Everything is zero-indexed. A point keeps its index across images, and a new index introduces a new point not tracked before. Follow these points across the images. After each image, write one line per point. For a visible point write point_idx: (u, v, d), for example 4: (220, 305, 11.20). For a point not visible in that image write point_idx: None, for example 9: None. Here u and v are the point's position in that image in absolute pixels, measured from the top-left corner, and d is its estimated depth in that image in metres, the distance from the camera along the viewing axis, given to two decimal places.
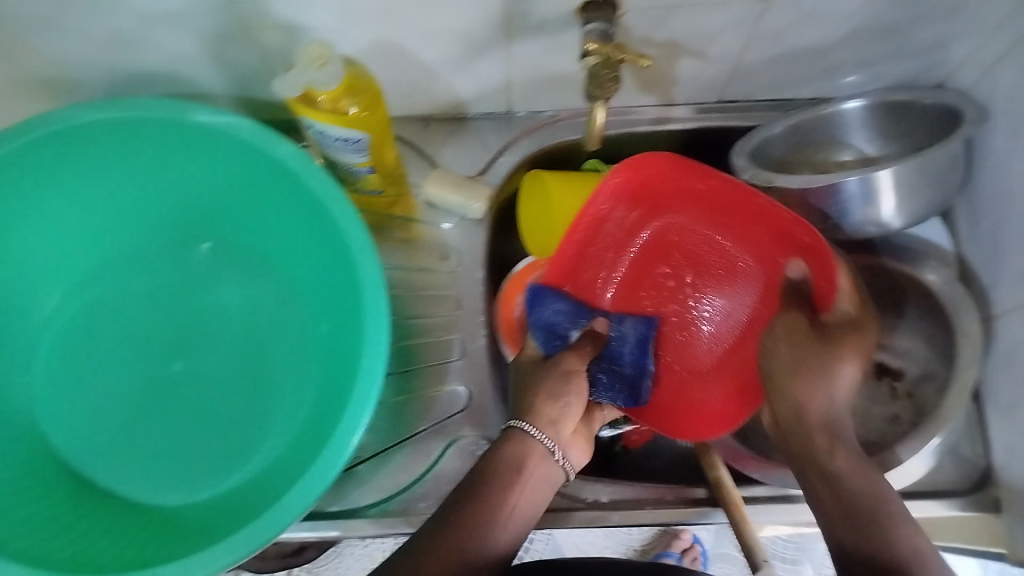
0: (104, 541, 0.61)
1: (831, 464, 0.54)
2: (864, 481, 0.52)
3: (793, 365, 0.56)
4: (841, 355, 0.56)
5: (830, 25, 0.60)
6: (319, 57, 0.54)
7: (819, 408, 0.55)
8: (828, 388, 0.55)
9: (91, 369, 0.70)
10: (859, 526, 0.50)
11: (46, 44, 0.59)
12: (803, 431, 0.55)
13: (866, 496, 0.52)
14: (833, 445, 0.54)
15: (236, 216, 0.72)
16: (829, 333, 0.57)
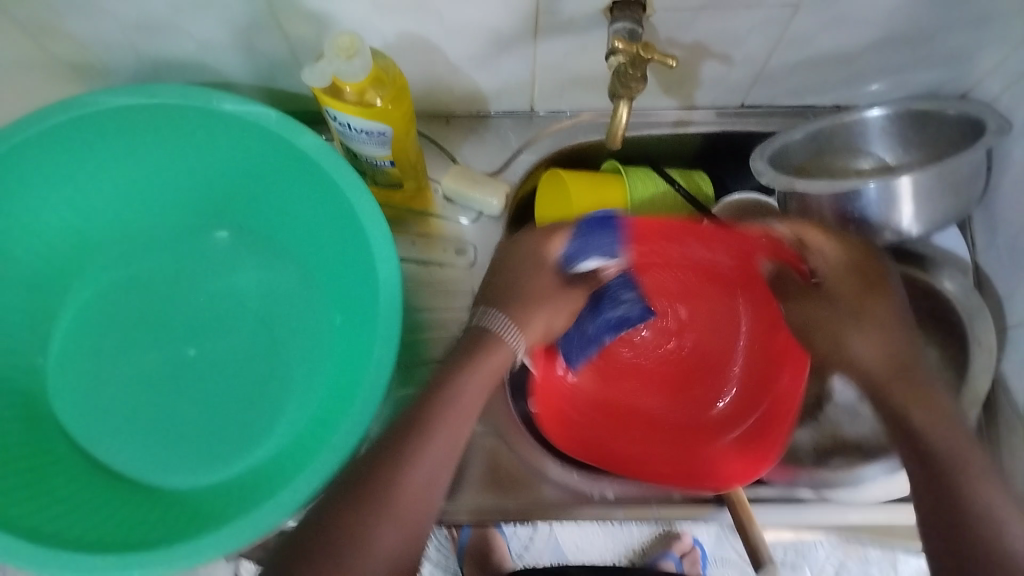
0: (115, 518, 0.61)
1: (908, 415, 0.54)
2: (940, 434, 0.52)
3: (845, 331, 0.60)
4: (854, 304, 0.60)
5: (856, 32, 0.61)
6: (348, 48, 0.54)
7: (879, 356, 0.58)
8: (853, 338, 0.59)
9: (106, 351, 0.71)
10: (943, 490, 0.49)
11: (76, 28, 0.59)
12: (872, 380, 0.57)
13: (948, 456, 0.50)
14: (911, 392, 0.55)
15: (254, 204, 0.73)
16: (828, 292, 0.62)
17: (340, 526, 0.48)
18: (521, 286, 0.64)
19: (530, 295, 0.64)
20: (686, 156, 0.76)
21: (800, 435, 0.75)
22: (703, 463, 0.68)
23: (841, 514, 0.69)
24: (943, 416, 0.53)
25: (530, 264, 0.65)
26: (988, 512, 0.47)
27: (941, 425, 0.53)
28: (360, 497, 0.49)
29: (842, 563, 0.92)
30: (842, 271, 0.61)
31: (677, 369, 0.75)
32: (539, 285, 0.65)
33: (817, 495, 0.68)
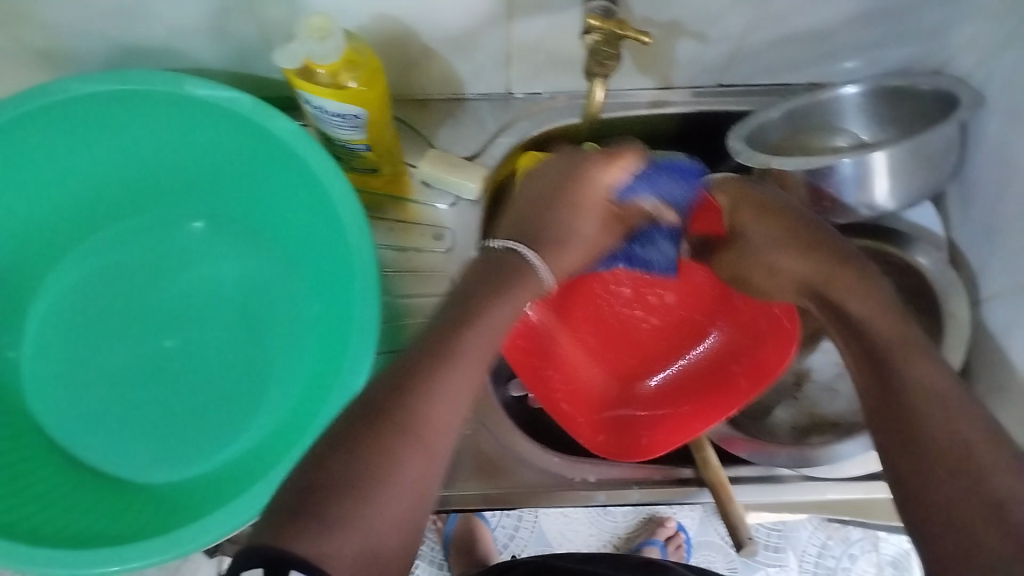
0: (95, 517, 0.61)
1: (870, 330, 0.53)
2: (911, 368, 0.50)
3: (790, 255, 0.60)
4: (766, 225, 0.61)
5: (831, 8, 0.61)
6: (320, 29, 0.53)
7: (844, 292, 0.56)
8: (790, 253, 0.60)
9: (81, 345, 0.69)
10: (893, 388, 0.49)
11: (42, 12, 0.58)
12: (816, 278, 0.58)
13: (888, 342, 0.52)
14: (872, 314, 0.54)
15: (230, 192, 0.72)
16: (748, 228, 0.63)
17: (359, 459, 0.42)
18: (540, 233, 0.60)
19: (562, 234, 0.61)
20: (664, 137, 0.75)
21: (778, 413, 0.76)
22: (586, 426, 0.70)
23: (820, 492, 0.69)
24: (875, 298, 0.55)
25: (562, 193, 0.61)
26: (928, 388, 0.48)
27: (883, 306, 0.54)
28: (391, 428, 0.44)
29: (824, 543, 0.93)
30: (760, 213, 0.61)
31: (616, 336, 0.76)
32: (571, 222, 0.61)
33: (796, 473, 0.69)
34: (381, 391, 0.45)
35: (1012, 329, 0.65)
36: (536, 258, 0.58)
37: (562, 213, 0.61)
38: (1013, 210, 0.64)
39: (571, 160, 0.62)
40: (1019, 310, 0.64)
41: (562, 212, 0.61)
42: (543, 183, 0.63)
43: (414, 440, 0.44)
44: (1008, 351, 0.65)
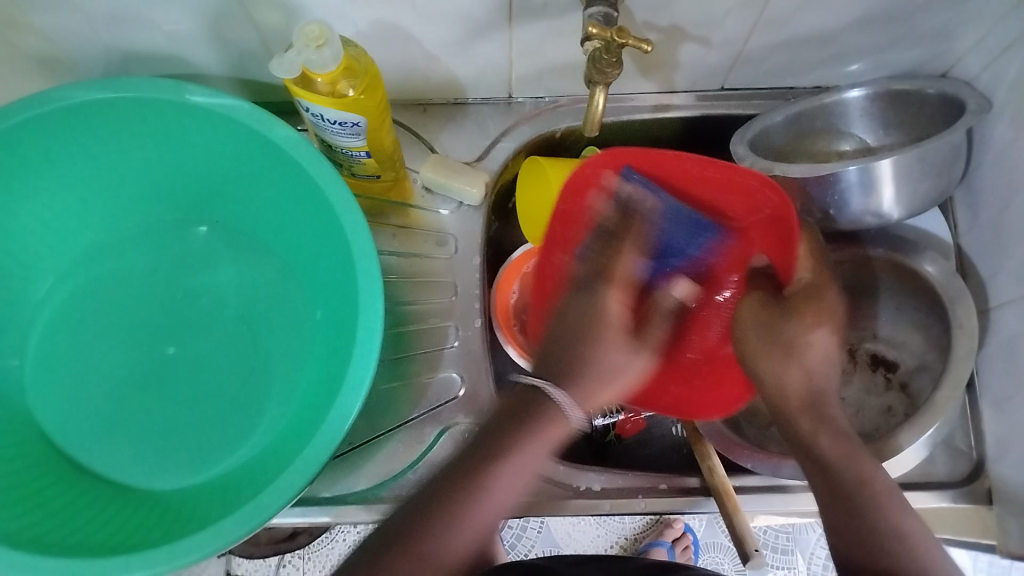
0: (92, 506, 0.62)
1: (817, 447, 0.52)
2: (852, 469, 0.50)
3: (761, 343, 0.57)
4: (806, 323, 0.56)
5: (834, 12, 0.60)
6: (317, 38, 0.53)
7: (797, 384, 0.55)
8: (797, 363, 0.55)
9: (83, 351, 0.69)
10: (851, 511, 0.48)
11: (42, 21, 0.58)
12: (780, 403, 0.55)
13: (856, 479, 0.50)
14: (818, 427, 0.53)
15: (232, 198, 0.71)
16: (789, 306, 0.58)
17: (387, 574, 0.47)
18: (566, 356, 0.54)
19: (573, 358, 0.54)
20: (668, 141, 0.75)
21: None
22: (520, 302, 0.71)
23: None
24: (846, 440, 0.52)
25: (580, 329, 0.55)
26: (900, 532, 0.47)
27: (846, 451, 0.51)
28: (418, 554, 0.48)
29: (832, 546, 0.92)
30: (802, 286, 0.60)
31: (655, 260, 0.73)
32: (582, 317, 0.55)
33: (803, 484, 0.68)
34: (400, 520, 0.50)
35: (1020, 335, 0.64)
36: (543, 382, 0.53)
37: (596, 353, 0.54)
38: None
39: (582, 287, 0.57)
40: None
41: (582, 346, 0.54)
42: (569, 321, 0.56)
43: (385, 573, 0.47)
44: (1016, 357, 0.64)
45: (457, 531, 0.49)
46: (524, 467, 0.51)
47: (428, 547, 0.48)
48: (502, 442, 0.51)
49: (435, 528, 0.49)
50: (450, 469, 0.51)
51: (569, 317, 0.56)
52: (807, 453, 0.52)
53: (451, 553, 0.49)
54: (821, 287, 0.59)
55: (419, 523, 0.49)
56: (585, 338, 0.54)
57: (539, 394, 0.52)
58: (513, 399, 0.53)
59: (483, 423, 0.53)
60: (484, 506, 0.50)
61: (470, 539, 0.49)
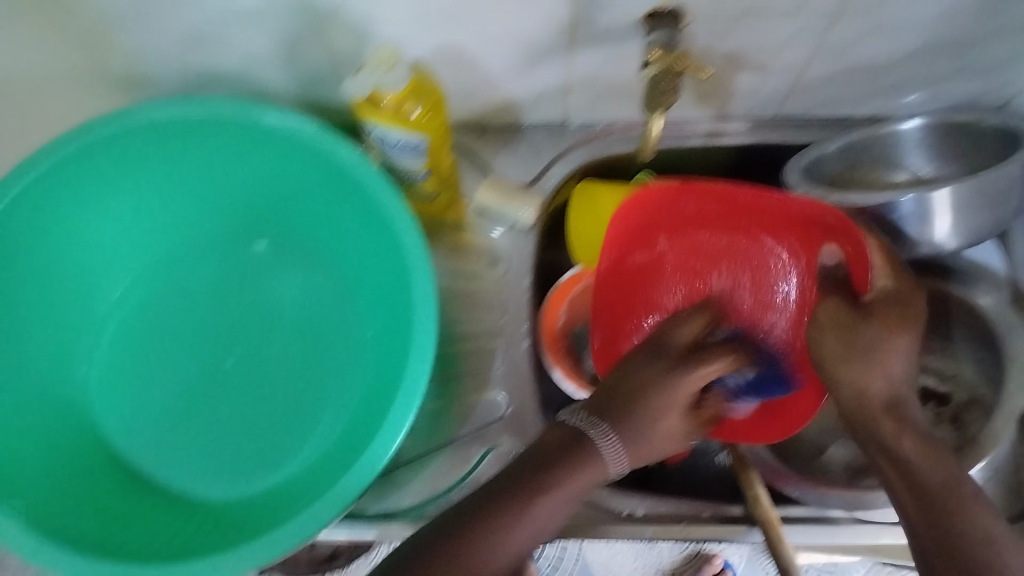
0: (133, 532, 0.63)
1: (898, 448, 0.50)
2: (933, 469, 0.48)
3: (841, 351, 0.54)
4: (885, 331, 0.54)
5: (896, 39, 0.60)
6: (388, 60, 0.56)
7: (879, 389, 0.52)
8: (880, 367, 0.53)
9: (144, 358, 0.71)
10: (938, 517, 0.47)
11: (128, 41, 0.61)
12: (864, 413, 0.52)
13: (941, 483, 0.48)
14: (900, 429, 0.51)
15: (292, 214, 0.73)
16: (870, 312, 0.55)
17: (439, 573, 0.46)
18: (634, 398, 0.53)
19: (656, 413, 0.53)
20: (719, 170, 0.75)
21: (833, 451, 0.75)
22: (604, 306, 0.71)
23: (875, 536, 0.67)
24: (928, 441, 0.50)
25: (647, 401, 0.53)
26: (989, 536, 0.45)
27: (928, 453, 0.49)
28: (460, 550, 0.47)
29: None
30: (885, 294, 0.56)
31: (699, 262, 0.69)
32: (672, 426, 0.54)
33: (850, 516, 0.67)
34: (449, 518, 0.49)
35: None
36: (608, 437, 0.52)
37: (658, 421, 0.53)
38: None
39: (661, 370, 0.54)
40: None
41: (661, 396, 0.53)
42: (632, 384, 0.54)
43: (462, 568, 0.46)
44: None
45: (497, 528, 0.48)
46: (578, 488, 0.50)
47: (480, 554, 0.47)
48: (552, 472, 0.50)
49: (483, 534, 0.48)
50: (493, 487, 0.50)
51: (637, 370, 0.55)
52: (889, 459, 0.50)
53: (498, 548, 0.48)
54: (906, 294, 0.56)
55: (462, 519, 0.48)
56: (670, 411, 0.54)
57: (581, 432, 0.52)
58: (560, 436, 0.52)
59: (523, 451, 0.52)
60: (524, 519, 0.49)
61: (519, 539, 0.48)
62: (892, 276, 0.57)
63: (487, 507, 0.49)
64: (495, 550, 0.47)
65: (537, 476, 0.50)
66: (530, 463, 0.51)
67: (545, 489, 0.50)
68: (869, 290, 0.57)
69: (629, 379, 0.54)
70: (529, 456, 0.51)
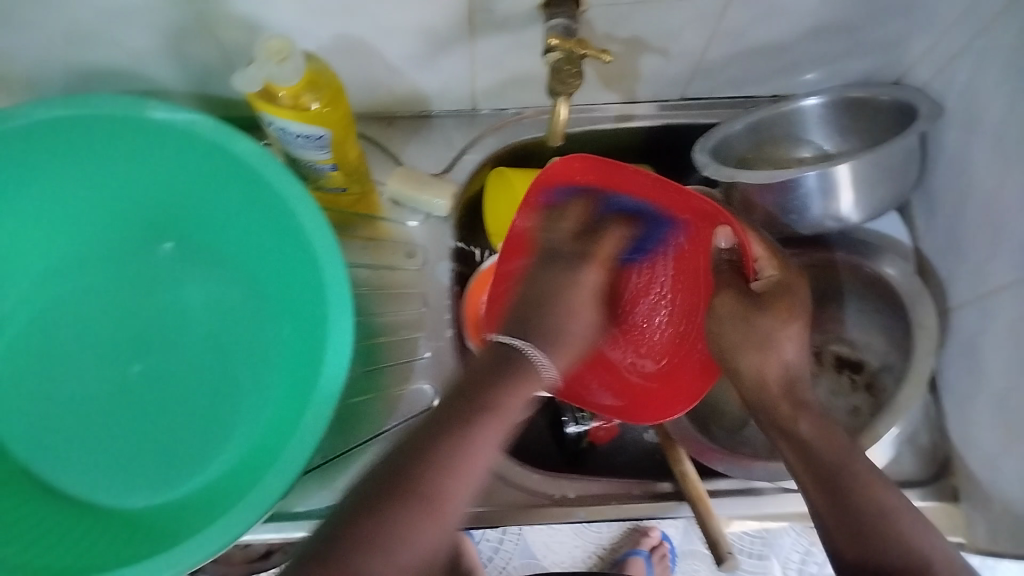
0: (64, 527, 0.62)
1: (795, 429, 0.54)
2: (829, 448, 0.52)
3: (741, 341, 0.59)
4: (779, 323, 0.58)
5: (789, 21, 0.61)
6: (279, 52, 0.53)
7: (776, 372, 0.58)
8: (774, 355, 0.58)
9: (48, 374, 0.68)
10: (844, 497, 0.50)
11: (3, 42, 0.58)
12: (762, 393, 0.58)
13: (839, 462, 0.52)
14: (795, 413, 0.56)
15: (198, 213, 0.71)
16: (762, 302, 0.59)
17: (393, 516, 0.43)
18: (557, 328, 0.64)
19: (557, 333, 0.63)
20: (633, 151, 0.76)
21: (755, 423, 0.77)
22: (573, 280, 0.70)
23: (798, 503, 0.69)
24: (824, 424, 0.55)
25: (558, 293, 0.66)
26: (887, 514, 0.49)
27: (824, 433, 0.54)
28: (416, 487, 0.45)
29: (807, 549, 0.75)
30: (776, 285, 0.59)
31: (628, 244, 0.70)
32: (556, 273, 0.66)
33: (775, 486, 0.69)
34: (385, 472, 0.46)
35: (979, 333, 0.65)
36: (525, 346, 0.59)
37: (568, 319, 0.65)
38: (977, 217, 0.65)
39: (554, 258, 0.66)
40: (986, 314, 0.64)
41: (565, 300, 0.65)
42: (543, 285, 0.65)
43: (419, 503, 0.44)
44: (975, 355, 0.66)
45: (450, 462, 0.46)
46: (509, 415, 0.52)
47: (432, 487, 0.45)
48: (485, 395, 0.52)
49: (432, 473, 0.46)
50: (429, 421, 0.49)
51: (545, 278, 0.66)
52: (786, 436, 0.55)
53: (447, 486, 0.46)
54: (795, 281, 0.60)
55: (408, 462, 0.46)
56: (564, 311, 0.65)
57: (511, 351, 0.58)
58: (487, 356, 0.57)
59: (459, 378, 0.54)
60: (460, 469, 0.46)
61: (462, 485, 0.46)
62: (779, 267, 0.60)
63: (424, 450, 0.47)
64: (447, 494, 0.45)
65: (488, 399, 0.51)
66: (467, 393, 0.52)
67: (493, 410, 0.51)
68: (756, 278, 0.60)
69: (537, 284, 0.65)
70: (465, 390, 0.52)
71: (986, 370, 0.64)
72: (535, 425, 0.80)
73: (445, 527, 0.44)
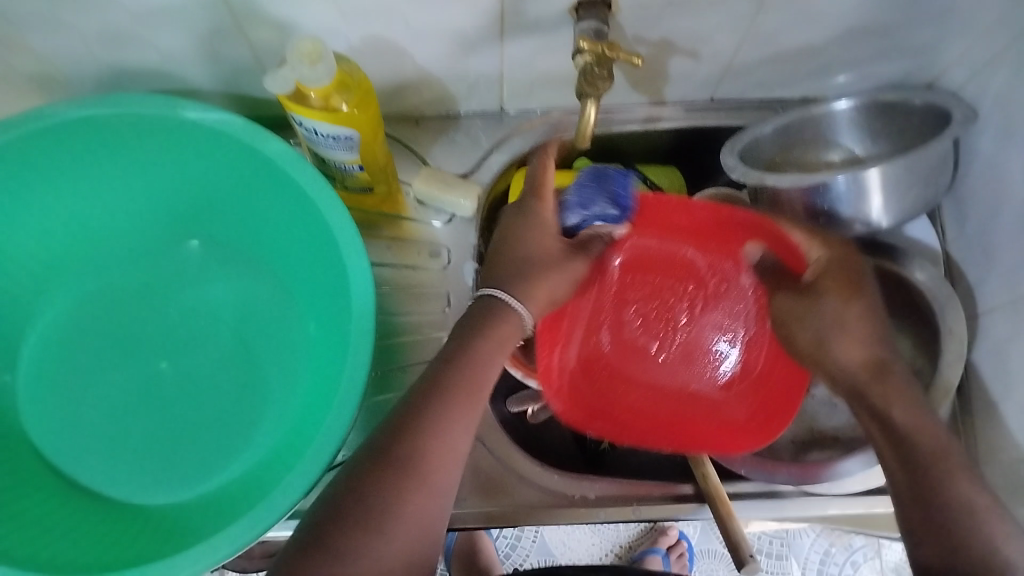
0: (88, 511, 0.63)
1: (887, 415, 0.54)
2: (925, 435, 0.51)
3: (816, 336, 0.60)
4: (841, 300, 0.60)
5: (822, 24, 0.61)
6: (312, 54, 0.53)
7: (860, 356, 0.58)
8: (847, 338, 0.58)
9: (74, 369, 0.69)
10: (926, 484, 0.49)
11: (33, 40, 0.58)
12: (851, 381, 0.57)
13: (930, 448, 0.50)
14: (887, 393, 0.55)
15: (225, 212, 0.71)
16: (821, 288, 0.61)
17: (395, 498, 0.46)
18: (513, 254, 0.59)
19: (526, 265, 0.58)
20: (658, 151, 0.76)
21: (778, 428, 0.76)
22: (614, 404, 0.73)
23: (821, 507, 0.68)
24: (916, 406, 0.54)
25: (517, 233, 0.60)
26: (972, 507, 0.47)
27: (916, 417, 0.53)
28: (410, 462, 0.47)
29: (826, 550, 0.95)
30: (828, 264, 0.62)
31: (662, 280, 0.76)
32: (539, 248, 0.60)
33: (797, 489, 0.68)
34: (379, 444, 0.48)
35: (1010, 340, 0.65)
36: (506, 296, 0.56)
37: (529, 246, 0.59)
38: (1009, 223, 0.64)
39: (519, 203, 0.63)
40: (1018, 321, 0.64)
41: (524, 254, 0.59)
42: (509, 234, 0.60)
43: (416, 475, 0.47)
44: (1005, 361, 0.65)
45: (441, 434, 0.49)
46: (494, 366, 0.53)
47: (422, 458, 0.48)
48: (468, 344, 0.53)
49: (413, 451, 0.48)
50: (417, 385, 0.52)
51: (511, 231, 0.60)
52: (877, 417, 0.54)
53: (439, 453, 0.49)
54: (849, 257, 0.62)
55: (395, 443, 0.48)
56: (536, 233, 0.60)
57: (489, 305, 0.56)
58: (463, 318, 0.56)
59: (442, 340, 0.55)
60: (444, 439, 0.49)
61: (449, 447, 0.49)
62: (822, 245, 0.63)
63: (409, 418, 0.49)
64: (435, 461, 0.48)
65: (463, 357, 0.52)
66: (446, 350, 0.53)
67: (470, 369, 0.52)
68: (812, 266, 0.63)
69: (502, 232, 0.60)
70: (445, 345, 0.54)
71: (1017, 377, 0.64)
72: (556, 428, 0.81)
73: (431, 493, 0.47)
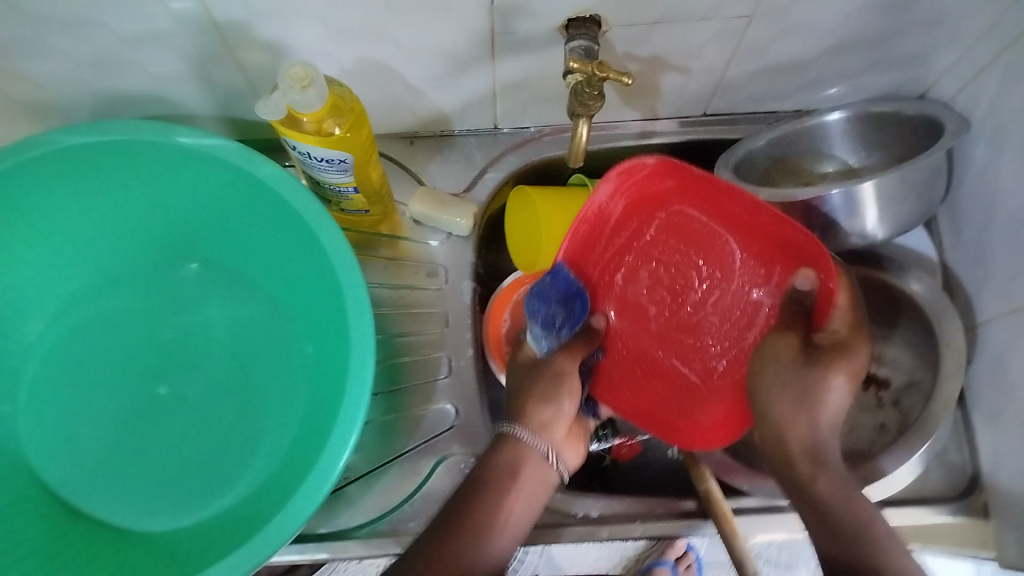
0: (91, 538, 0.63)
1: (813, 488, 0.52)
2: (848, 507, 0.50)
3: (778, 384, 0.55)
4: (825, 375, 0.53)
5: (812, 38, 0.61)
6: (302, 79, 0.53)
7: (801, 434, 0.53)
8: (806, 414, 0.53)
9: (73, 395, 0.69)
10: (850, 548, 0.49)
11: (27, 67, 0.58)
12: (783, 453, 0.53)
13: (854, 520, 0.50)
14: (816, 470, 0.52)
15: (220, 235, 0.72)
16: (815, 354, 0.54)
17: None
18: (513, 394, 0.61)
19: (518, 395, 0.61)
20: None
21: None
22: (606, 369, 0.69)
23: None
24: (844, 484, 0.52)
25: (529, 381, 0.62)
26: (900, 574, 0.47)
27: (841, 491, 0.51)
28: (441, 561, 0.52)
29: None
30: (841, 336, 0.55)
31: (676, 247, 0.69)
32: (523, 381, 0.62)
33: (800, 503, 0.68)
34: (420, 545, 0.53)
35: (1008, 349, 0.64)
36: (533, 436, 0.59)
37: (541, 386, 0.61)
38: (1005, 232, 0.64)
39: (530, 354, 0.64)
40: (1017, 329, 0.63)
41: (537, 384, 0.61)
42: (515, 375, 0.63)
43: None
44: (1003, 369, 0.65)
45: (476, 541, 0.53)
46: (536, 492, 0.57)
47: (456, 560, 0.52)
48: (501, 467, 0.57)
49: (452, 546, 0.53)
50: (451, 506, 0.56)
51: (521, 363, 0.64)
52: (807, 497, 0.52)
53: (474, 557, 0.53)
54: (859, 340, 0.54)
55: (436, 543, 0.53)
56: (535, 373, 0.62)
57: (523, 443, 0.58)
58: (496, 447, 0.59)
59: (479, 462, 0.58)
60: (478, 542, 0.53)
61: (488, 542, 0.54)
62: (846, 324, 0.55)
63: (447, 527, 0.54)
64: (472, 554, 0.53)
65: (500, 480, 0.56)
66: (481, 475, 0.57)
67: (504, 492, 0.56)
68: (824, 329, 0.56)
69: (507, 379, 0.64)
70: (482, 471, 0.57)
71: (1017, 386, 0.63)
72: None
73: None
